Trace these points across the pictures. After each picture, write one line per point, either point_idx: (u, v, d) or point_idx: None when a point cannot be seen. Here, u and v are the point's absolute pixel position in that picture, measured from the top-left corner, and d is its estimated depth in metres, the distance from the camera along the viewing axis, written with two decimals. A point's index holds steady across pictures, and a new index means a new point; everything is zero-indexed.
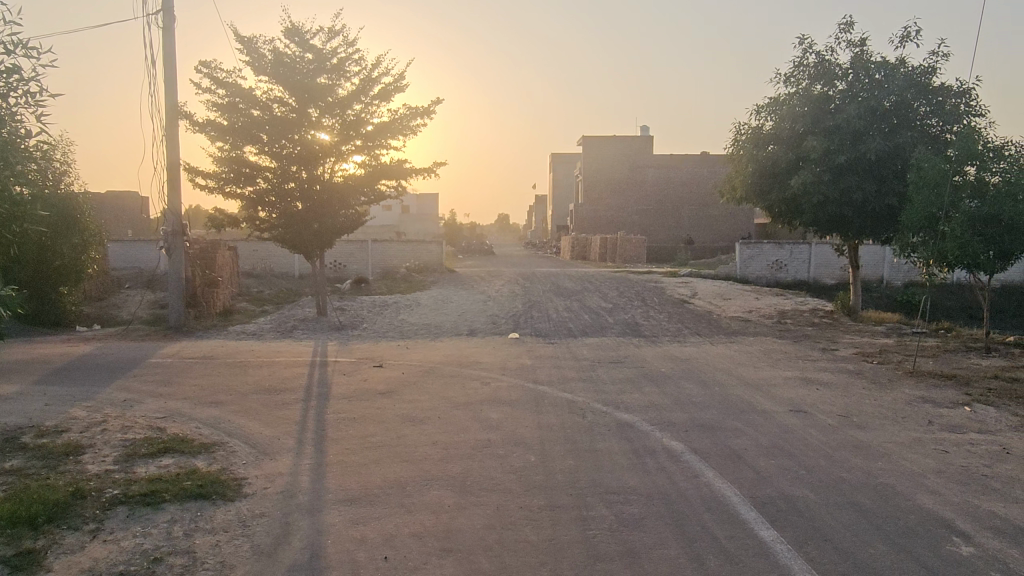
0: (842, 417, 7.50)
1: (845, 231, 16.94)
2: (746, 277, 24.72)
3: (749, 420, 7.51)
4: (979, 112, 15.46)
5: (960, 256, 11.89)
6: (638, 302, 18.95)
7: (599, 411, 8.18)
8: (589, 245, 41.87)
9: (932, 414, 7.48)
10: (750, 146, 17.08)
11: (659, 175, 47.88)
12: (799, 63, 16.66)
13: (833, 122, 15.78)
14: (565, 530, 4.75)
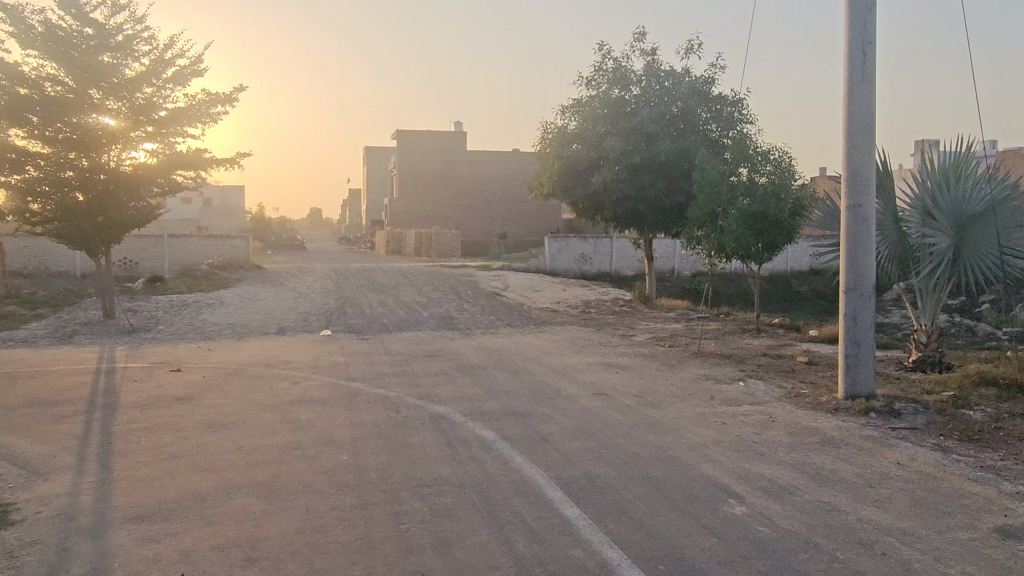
0: (637, 397, 8.09)
1: (640, 225, 18.26)
2: (554, 270, 25.86)
3: (555, 405, 7.87)
4: (750, 120, 17.34)
5: (735, 248, 13.28)
6: (452, 296, 19.15)
7: (412, 405, 8.18)
8: (404, 240, 41.62)
9: (712, 390, 8.31)
10: (555, 145, 17.85)
11: (472, 171, 48.56)
12: (598, 67, 17.64)
13: (629, 124, 16.92)
14: (377, 527, 4.70)
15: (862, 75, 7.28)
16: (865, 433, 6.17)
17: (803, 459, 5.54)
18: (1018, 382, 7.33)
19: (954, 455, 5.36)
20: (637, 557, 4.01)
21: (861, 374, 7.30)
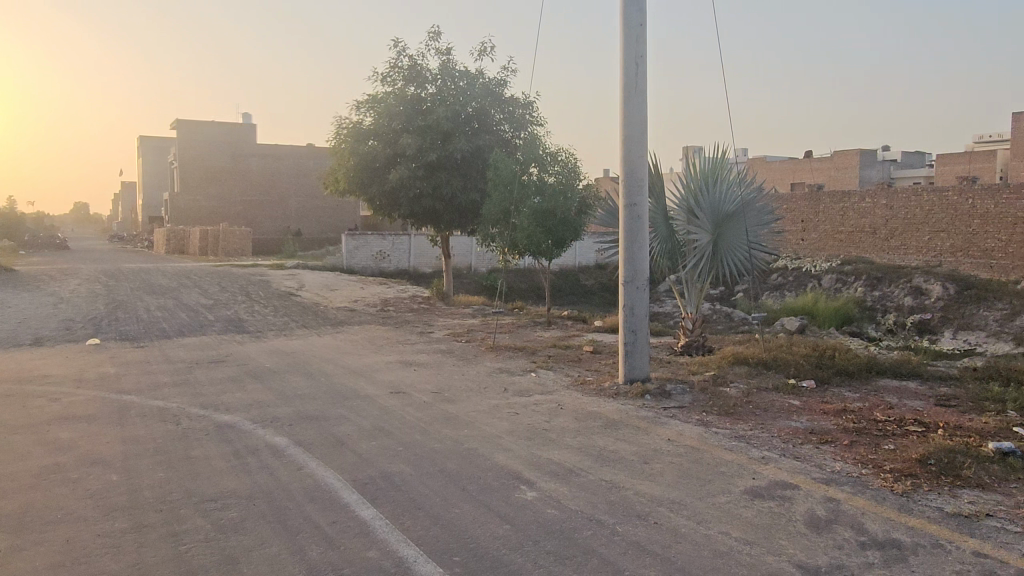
0: (434, 393, 8.16)
1: (437, 223, 18.41)
2: (351, 268, 25.34)
3: (352, 406, 7.71)
4: (539, 122, 18.16)
5: (527, 245, 13.84)
6: (241, 297, 18.06)
7: (195, 415, 7.59)
8: (187, 238, 38.57)
9: (506, 382, 8.61)
10: (351, 140, 17.42)
11: (262, 165, 46.04)
12: (393, 64, 17.49)
13: (425, 123, 16.98)
14: (153, 551, 4.29)
15: (636, 82, 7.88)
16: (641, 413, 6.72)
17: (588, 443, 5.91)
18: (763, 360, 8.39)
19: (713, 429, 5.99)
20: (432, 552, 4.03)
21: (638, 359, 7.94)
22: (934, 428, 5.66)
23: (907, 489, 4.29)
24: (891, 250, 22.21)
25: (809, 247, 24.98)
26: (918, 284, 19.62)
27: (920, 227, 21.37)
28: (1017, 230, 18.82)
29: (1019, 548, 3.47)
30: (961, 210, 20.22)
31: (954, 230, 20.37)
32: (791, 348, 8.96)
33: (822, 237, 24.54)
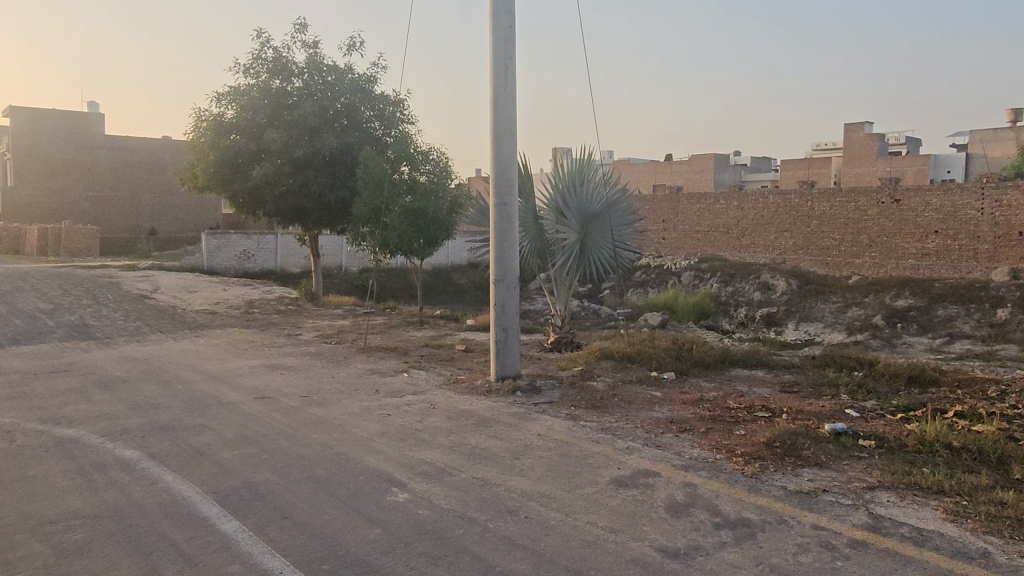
0: (302, 397, 7.90)
1: (304, 222, 17.81)
2: (213, 268, 24.04)
3: (213, 415, 7.30)
4: (410, 120, 18.03)
5: (399, 244, 13.67)
6: (87, 301, 16.65)
7: (32, 431, 6.92)
8: (23, 238, 35.11)
9: (378, 383, 8.47)
10: (211, 134, 16.47)
11: (111, 159, 42.72)
12: (256, 55, 16.71)
13: (291, 117, 16.37)
14: None
15: (505, 83, 7.98)
16: (512, 410, 6.82)
17: (461, 441, 5.92)
18: (628, 355, 8.75)
19: (581, 422, 6.17)
20: (298, 562, 3.90)
21: (509, 357, 8.04)
22: (779, 413, 6.12)
23: (756, 470, 4.61)
24: (742, 248, 23.78)
25: (670, 245, 26.27)
26: (766, 280, 21.10)
27: (767, 227, 23.06)
28: (849, 230, 20.84)
29: (850, 519, 3.83)
30: (802, 211, 22.03)
31: (796, 229, 22.15)
32: (654, 342, 9.41)
33: (682, 236, 25.86)
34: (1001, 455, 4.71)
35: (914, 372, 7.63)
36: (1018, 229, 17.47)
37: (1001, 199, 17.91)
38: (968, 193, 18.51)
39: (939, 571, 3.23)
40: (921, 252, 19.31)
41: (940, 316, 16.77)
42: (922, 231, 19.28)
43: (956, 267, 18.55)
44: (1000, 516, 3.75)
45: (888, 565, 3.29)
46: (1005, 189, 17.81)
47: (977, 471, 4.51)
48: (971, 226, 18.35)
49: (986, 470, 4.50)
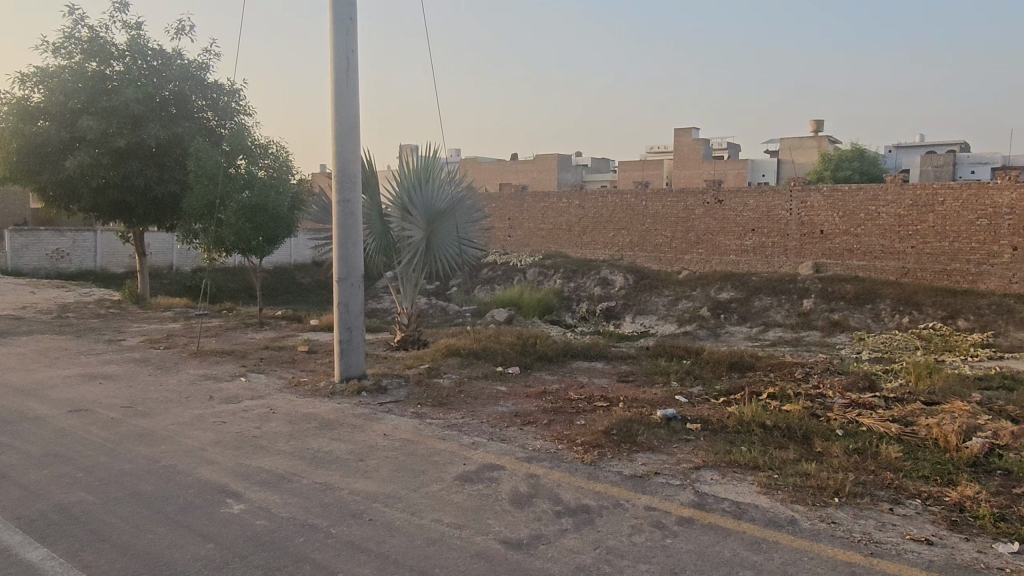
0: (125, 408, 7.27)
1: (128, 217, 16.42)
2: (18, 269, 21.57)
3: (17, 432, 6.54)
4: (247, 112, 17.12)
5: (235, 242, 12.93)
6: None
7: None
8: None
9: (212, 389, 7.97)
10: (13, 119, 14.74)
11: None
12: (67, 34, 15.17)
13: (110, 104, 15.00)
14: None
15: (346, 75, 7.76)
16: (357, 411, 6.66)
17: (302, 446, 5.70)
18: (474, 351, 8.83)
19: (427, 420, 6.15)
20: None
21: (353, 357, 7.85)
22: (616, 402, 6.44)
23: (594, 458, 4.81)
24: (583, 246, 24.70)
25: (516, 243, 26.74)
26: (605, 275, 22.14)
27: (606, 225, 24.12)
28: (679, 228, 22.27)
29: (679, 498, 4.09)
30: (637, 211, 23.23)
31: (632, 227, 23.34)
32: (499, 338, 9.54)
33: (527, 233, 26.40)
34: (805, 430, 5.22)
35: (733, 359, 8.30)
36: (819, 227, 19.68)
37: (805, 201, 19.96)
38: (778, 195, 20.41)
39: (754, 539, 3.52)
40: (740, 247, 21.07)
41: (757, 307, 18.39)
42: (741, 229, 21.03)
43: (769, 261, 20.52)
44: (805, 486, 4.15)
45: (712, 538, 3.54)
46: (808, 192, 19.86)
47: (786, 446, 4.98)
48: (781, 225, 20.32)
49: (794, 444, 4.98)
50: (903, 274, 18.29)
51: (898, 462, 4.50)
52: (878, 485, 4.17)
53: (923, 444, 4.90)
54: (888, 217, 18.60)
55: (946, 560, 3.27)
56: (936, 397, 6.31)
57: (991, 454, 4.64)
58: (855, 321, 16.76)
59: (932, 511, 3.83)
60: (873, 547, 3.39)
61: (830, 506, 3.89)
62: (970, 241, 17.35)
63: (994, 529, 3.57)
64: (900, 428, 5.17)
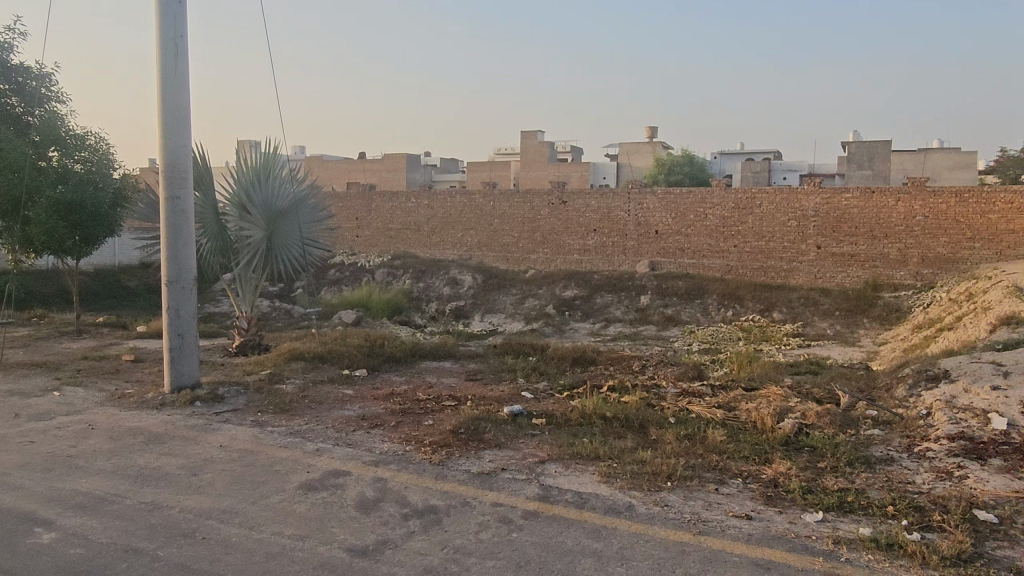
0: None
1: None
2: None
3: None
4: (60, 99, 15.46)
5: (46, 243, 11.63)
6: None
7: None
8: None
9: (18, 406, 7.14)
10: None
11: None
12: None
13: None
14: None
15: (175, 64, 7.24)
16: (190, 423, 6.23)
17: (125, 464, 5.24)
18: (319, 354, 8.54)
19: (269, 428, 5.87)
20: None
21: (186, 365, 7.35)
22: (464, 401, 6.47)
23: (442, 458, 4.80)
24: (432, 246, 24.51)
25: (363, 243, 25.97)
26: (455, 275, 22.18)
27: (455, 225, 24.12)
28: (526, 228, 22.76)
29: (524, 492, 4.17)
30: (485, 211, 23.44)
31: (480, 228, 23.54)
32: (353, 338, 9.43)
33: (374, 233, 25.77)
34: (641, 420, 5.52)
35: (577, 354, 8.62)
36: (654, 228, 20.87)
37: (642, 203, 21.06)
38: (618, 197, 21.40)
39: (594, 527, 3.66)
40: (583, 247, 21.91)
41: (598, 304, 19.21)
42: (584, 230, 21.86)
43: (610, 260, 21.52)
44: (641, 472, 4.38)
45: (555, 530, 3.64)
46: (645, 194, 20.96)
47: (624, 435, 5.23)
48: (620, 225, 21.36)
49: (631, 434, 5.24)
50: (727, 270, 19.90)
51: (722, 445, 4.86)
52: (705, 467, 4.49)
53: (744, 427, 5.33)
54: (714, 218, 20.10)
55: (763, 532, 3.56)
56: (755, 383, 6.89)
57: (800, 433, 5.14)
58: (685, 315, 17.96)
59: (751, 488, 4.17)
60: (702, 525, 3.64)
61: (664, 490, 4.13)
62: (783, 240, 19.28)
63: (803, 500, 3.94)
64: (724, 413, 5.60)
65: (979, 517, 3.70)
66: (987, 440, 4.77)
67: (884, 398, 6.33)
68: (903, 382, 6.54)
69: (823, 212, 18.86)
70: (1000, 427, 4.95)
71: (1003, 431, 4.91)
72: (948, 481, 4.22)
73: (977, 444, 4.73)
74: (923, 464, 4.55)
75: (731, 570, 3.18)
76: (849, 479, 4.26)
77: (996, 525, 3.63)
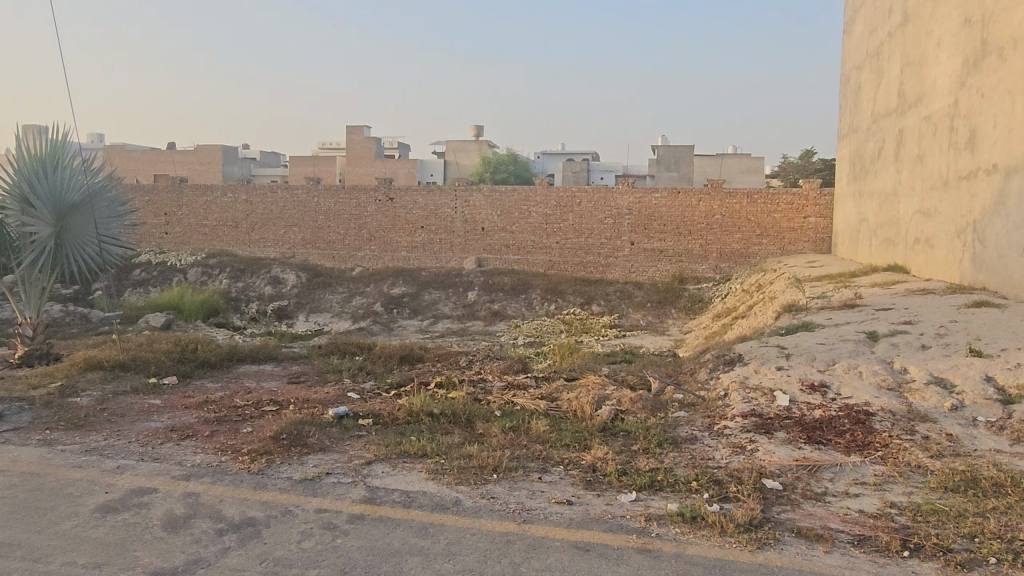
0: None
1: None
2: None
3: None
4: None
5: None
6: None
7: None
8: None
9: None
10: None
11: None
12: None
13: None
14: None
15: None
16: None
17: None
18: (120, 362, 7.79)
19: (58, 446, 5.25)
20: None
21: None
22: (286, 405, 6.19)
23: (261, 466, 4.55)
24: (251, 243, 23.13)
25: (173, 240, 23.91)
26: (277, 274, 21.12)
27: (276, 221, 22.91)
28: (352, 225, 22.18)
29: (350, 495, 4.07)
30: (308, 207, 22.51)
31: (304, 224, 22.59)
32: (167, 339, 9.37)
33: (185, 230, 23.83)
34: (468, 415, 5.59)
35: (404, 352, 8.55)
36: (480, 225, 21.21)
37: (468, 200, 21.26)
38: (445, 194, 21.44)
39: (421, 525, 3.65)
40: (411, 244, 21.77)
41: (426, 301, 19.18)
42: (411, 227, 21.72)
43: (437, 257, 21.57)
44: (468, 466, 4.44)
45: (382, 531, 3.58)
46: (471, 192, 21.18)
47: (451, 431, 5.27)
48: (447, 222, 21.48)
49: (458, 429, 5.28)
50: (550, 266, 20.70)
51: (545, 434, 5.04)
52: (529, 458, 4.63)
53: (565, 416, 5.57)
54: (537, 216, 20.77)
55: (582, 516, 3.73)
56: (575, 373, 7.22)
57: (615, 419, 5.45)
58: (511, 310, 18.42)
59: (572, 475, 4.36)
60: (525, 514, 3.74)
61: (490, 483, 4.20)
62: (600, 237, 20.37)
63: (618, 482, 4.19)
64: (546, 403, 5.81)
65: (766, 485, 4.13)
66: (773, 416, 5.34)
67: (689, 381, 6.89)
68: (704, 367, 7.15)
69: (635, 210, 20.10)
70: (783, 403, 5.57)
71: (786, 406, 5.53)
72: (742, 454, 4.67)
73: (765, 419, 5.28)
74: (721, 441, 5.00)
75: (554, 555, 3.30)
76: (658, 459, 4.59)
77: (780, 491, 4.07)
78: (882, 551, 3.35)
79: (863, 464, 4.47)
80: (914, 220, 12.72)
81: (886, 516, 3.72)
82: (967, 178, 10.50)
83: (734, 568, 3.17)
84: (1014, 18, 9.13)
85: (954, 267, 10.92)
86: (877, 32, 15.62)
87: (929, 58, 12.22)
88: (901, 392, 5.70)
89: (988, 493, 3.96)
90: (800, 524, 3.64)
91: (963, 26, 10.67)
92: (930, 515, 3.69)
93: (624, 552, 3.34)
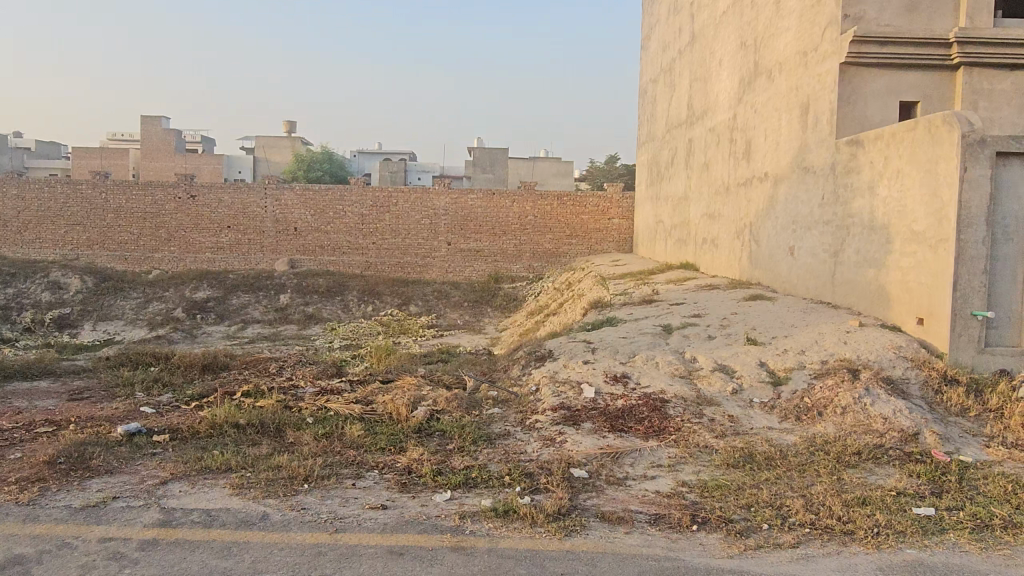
0: None
1: None
2: None
3: None
4: None
5: None
6: None
7: None
8: None
9: None
10: None
11: None
12: None
13: None
14: None
15: None
16: None
17: None
18: None
19: None
20: None
21: None
22: (65, 425, 5.53)
23: (33, 496, 4.02)
24: (25, 244, 20.44)
25: None
26: (56, 278, 18.81)
27: (54, 220, 20.41)
28: (147, 225, 20.34)
29: (141, 520, 3.71)
30: (94, 204, 20.31)
31: (90, 224, 20.35)
32: None
33: None
34: (277, 424, 5.33)
35: (206, 360, 7.97)
36: (293, 225, 20.35)
37: (279, 199, 20.30)
38: (253, 192, 20.31)
39: (223, 545, 3.41)
40: (216, 244, 20.39)
41: (233, 305, 18.08)
42: (216, 226, 20.35)
43: (246, 258, 20.38)
44: (277, 478, 4.23)
45: (178, 555, 3.31)
46: (282, 190, 20.25)
47: (258, 442, 4.99)
48: (256, 222, 20.37)
49: (266, 439, 5.02)
50: (366, 267, 20.31)
51: (359, 440, 4.93)
52: (343, 464, 4.50)
53: (380, 419, 5.48)
54: (353, 216, 20.30)
55: (396, 520, 3.69)
56: (391, 375, 7.13)
57: (431, 419, 5.45)
58: (327, 312, 17.85)
59: (387, 478, 4.29)
60: (338, 523, 3.63)
61: (300, 493, 4.03)
62: (418, 237, 20.34)
63: (433, 482, 4.20)
64: (361, 407, 5.68)
65: (574, 474, 4.33)
66: (580, 407, 5.62)
67: (503, 378, 7.06)
68: (518, 364, 7.38)
69: (451, 211, 20.27)
70: (588, 396, 5.87)
71: (591, 398, 5.84)
72: (552, 446, 4.86)
73: (573, 411, 5.54)
74: (533, 434, 5.17)
75: (367, 563, 3.23)
76: (472, 457, 4.65)
77: (586, 479, 4.29)
78: (675, 527, 3.63)
79: (659, 448, 4.83)
80: (702, 221, 13.98)
81: (678, 495, 4.04)
82: (745, 183, 11.68)
83: (543, 557, 3.29)
84: (778, 44, 10.32)
85: (734, 264, 12.14)
86: (669, 49, 17.00)
87: (712, 75, 13.47)
88: (691, 378, 6.24)
89: (761, 467, 4.43)
90: (604, 508, 3.85)
91: (739, 48, 11.89)
92: (715, 490, 4.06)
93: (438, 552, 3.34)
